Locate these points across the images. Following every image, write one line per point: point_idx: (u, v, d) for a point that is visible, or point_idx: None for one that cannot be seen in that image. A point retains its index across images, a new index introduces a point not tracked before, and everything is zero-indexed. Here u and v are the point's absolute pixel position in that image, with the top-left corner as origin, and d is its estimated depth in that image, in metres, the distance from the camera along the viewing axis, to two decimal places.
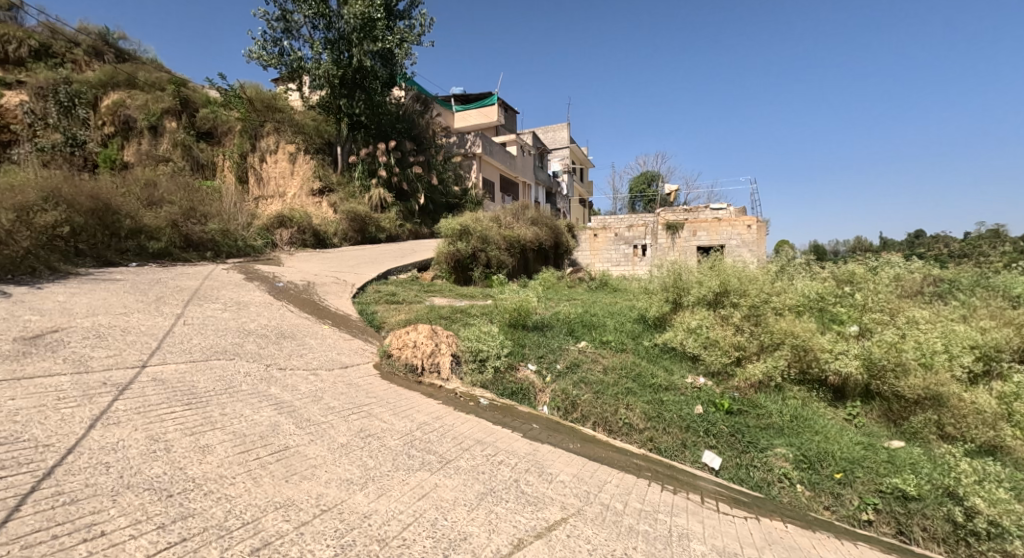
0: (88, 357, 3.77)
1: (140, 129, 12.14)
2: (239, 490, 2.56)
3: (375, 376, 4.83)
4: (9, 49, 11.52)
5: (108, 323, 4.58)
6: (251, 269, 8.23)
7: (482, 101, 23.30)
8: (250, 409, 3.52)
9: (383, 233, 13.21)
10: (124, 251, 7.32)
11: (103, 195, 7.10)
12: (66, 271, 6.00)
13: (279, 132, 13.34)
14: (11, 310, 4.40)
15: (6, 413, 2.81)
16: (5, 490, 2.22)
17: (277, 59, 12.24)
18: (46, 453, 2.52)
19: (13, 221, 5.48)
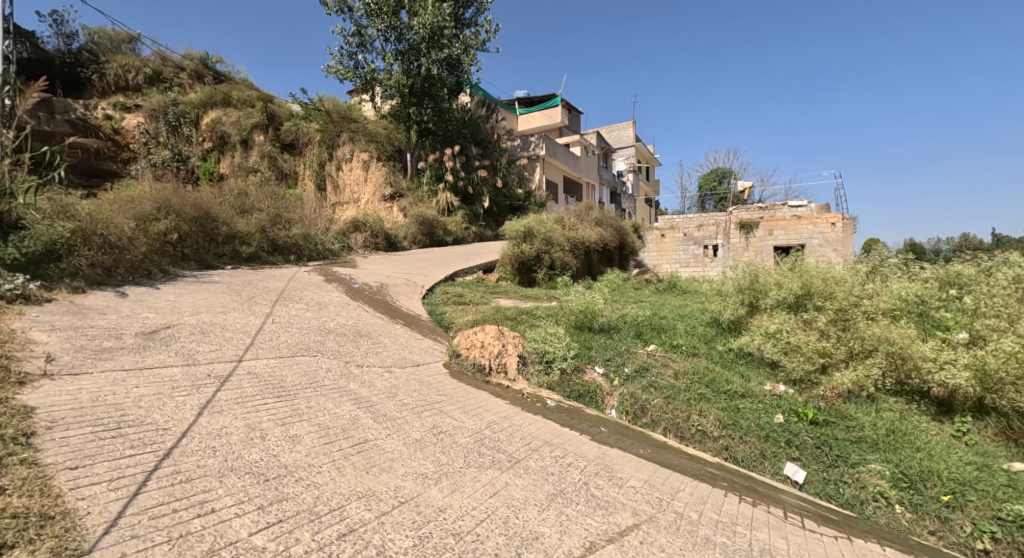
0: (195, 351, 4.20)
1: (233, 143, 13.28)
2: (325, 478, 2.75)
3: (445, 375, 4.99)
4: (129, 77, 13.09)
5: (210, 321, 5.05)
6: (329, 271, 8.77)
7: (546, 103, 23.37)
8: (333, 403, 3.76)
9: (449, 236, 13.60)
10: (221, 256, 8.04)
11: (204, 205, 7.84)
12: (174, 274, 6.70)
13: (355, 141, 14.07)
14: (132, 308, 4.97)
15: (132, 399, 3.18)
16: (135, 466, 2.50)
17: (352, 72, 12.95)
18: (165, 436, 2.83)
19: (133, 229, 6.20)
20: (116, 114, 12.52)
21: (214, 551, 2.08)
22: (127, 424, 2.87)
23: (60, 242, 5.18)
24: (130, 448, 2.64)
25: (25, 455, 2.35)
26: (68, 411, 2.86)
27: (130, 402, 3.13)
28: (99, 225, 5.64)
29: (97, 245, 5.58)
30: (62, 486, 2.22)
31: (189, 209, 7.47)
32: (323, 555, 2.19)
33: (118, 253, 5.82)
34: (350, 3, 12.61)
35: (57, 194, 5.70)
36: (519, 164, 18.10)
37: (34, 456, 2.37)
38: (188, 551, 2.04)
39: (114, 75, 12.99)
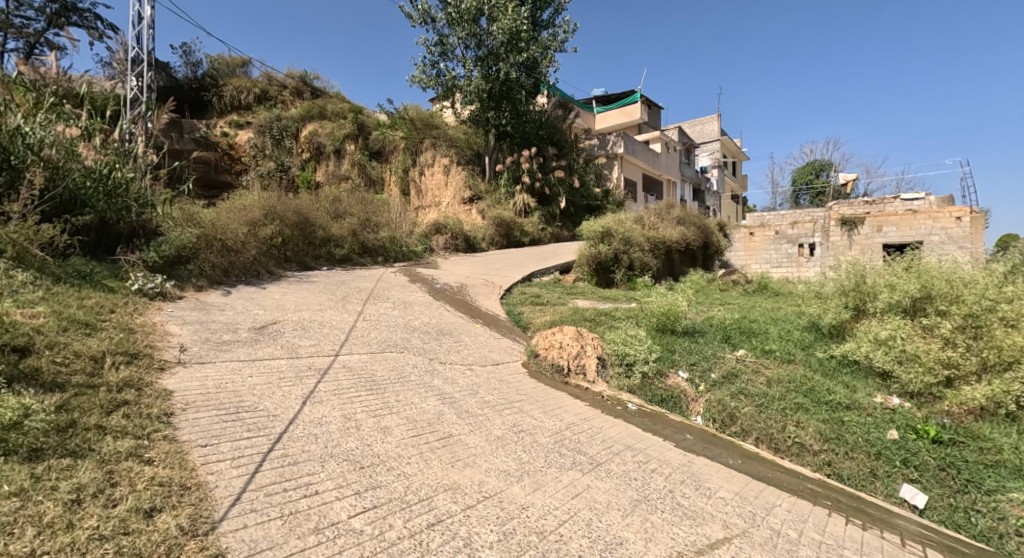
0: (298, 345, 4.59)
1: (328, 152, 14.33)
2: (414, 469, 2.89)
3: (524, 374, 5.05)
4: (242, 97, 14.57)
5: (309, 318, 5.49)
6: (413, 271, 9.19)
7: (625, 100, 22.89)
8: (419, 398, 3.94)
9: (526, 237, 13.73)
10: (317, 258, 8.71)
11: (304, 211, 8.53)
12: (279, 274, 7.36)
13: (436, 147, 14.61)
14: (245, 305, 5.52)
15: (248, 387, 3.55)
16: (252, 447, 2.79)
17: (434, 80, 13.48)
18: (275, 422, 3.13)
19: (246, 234, 6.89)
20: (231, 132, 14.01)
21: (320, 529, 2.25)
22: (244, 409, 3.20)
23: (187, 246, 5.88)
24: (248, 432, 2.94)
25: (166, 432, 2.69)
26: (198, 395, 3.24)
27: (245, 390, 3.49)
28: (219, 231, 6.33)
29: (217, 249, 6.27)
30: (195, 461, 2.50)
31: (292, 215, 8.15)
32: (415, 542, 2.30)
33: (234, 256, 6.50)
34: (433, 14, 13.14)
35: (186, 204, 6.47)
36: (596, 163, 17.86)
37: (173, 433, 2.70)
38: (298, 527, 2.22)
39: (229, 96, 14.52)
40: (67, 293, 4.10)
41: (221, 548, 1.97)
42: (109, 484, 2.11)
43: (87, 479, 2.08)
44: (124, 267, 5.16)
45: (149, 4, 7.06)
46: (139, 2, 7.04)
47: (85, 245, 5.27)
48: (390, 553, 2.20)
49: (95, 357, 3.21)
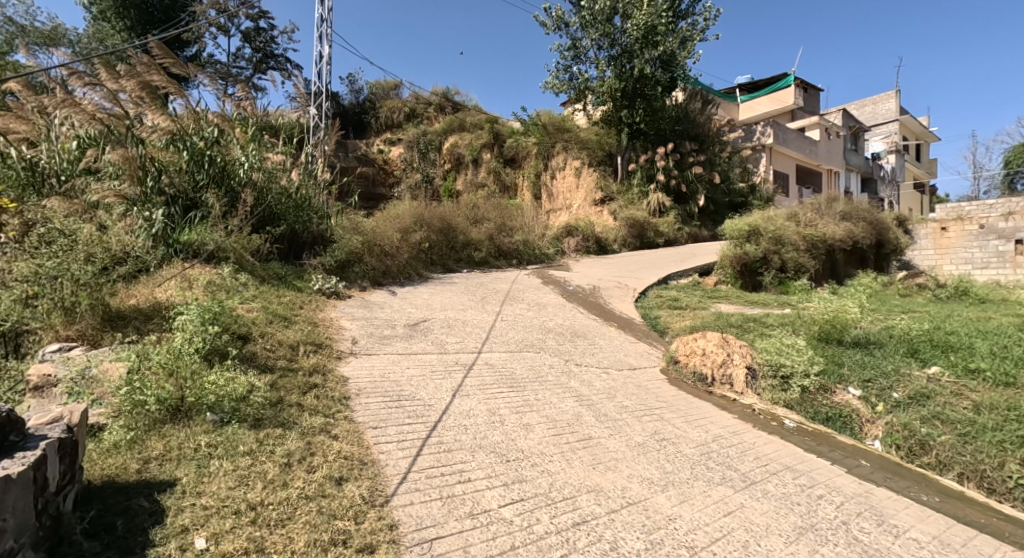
0: (446, 342, 4.98)
1: (467, 162, 15.32)
2: (557, 467, 2.95)
3: (663, 381, 4.84)
4: (395, 117, 16.25)
5: (454, 317, 5.91)
6: (547, 274, 9.38)
7: (774, 85, 20.72)
8: (557, 398, 4.01)
9: (660, 237, 13.17)
10: (458, 261, 9.32)
11: (448, 218, 9.20)
12: (426, 276, 8.04)
13: (568, 150, 14.69)
14: (401, 304, 6.15)
15: (406, 378, 3.94)
16: (412, 431, 3.09)
17: (567, 84, 13.58)
18: (431, 411, 3.43)
19: (399, 240, 7.67)
20: (386, 149, 15.72)
21: (474, 514, 2.40)
22: (404, 397, 3.57)
23: (354, 251, 6.72)
24: (408, 418, 3.27)
25: (346, 413, 3.11)
26: (368, 382, 3.70)
27: (404, 380, 3.88)
28: (378, 238, 7.14)
29: (376, 253, 7.08)
30: (369, 441, 2.85)
31: (438, 222, 8.81)
32: (562, 539, 2.33)
33: (390, 260, 7.28)
34: (567, 19, 13.27)
35: (352, 215, 7.41)
36: (740, 156, 16.44)
37: (350, 414, 3.12)
38: (455, 509, 2.40)
39: (384, 117, 16.28)
40: (269, 290, 4.95)
41: (395, 520, 2.21)
42: (309, 453, 2.50)
43: (294, 446, 2.49)
44: (308, 270, 6.08)
45: (327, 44, 8.23)
46: (319, 44, 8.25)
47: (281, 252, 6.30)
48: (540, 546, 2.26)
49: (292, 345, 3.84)
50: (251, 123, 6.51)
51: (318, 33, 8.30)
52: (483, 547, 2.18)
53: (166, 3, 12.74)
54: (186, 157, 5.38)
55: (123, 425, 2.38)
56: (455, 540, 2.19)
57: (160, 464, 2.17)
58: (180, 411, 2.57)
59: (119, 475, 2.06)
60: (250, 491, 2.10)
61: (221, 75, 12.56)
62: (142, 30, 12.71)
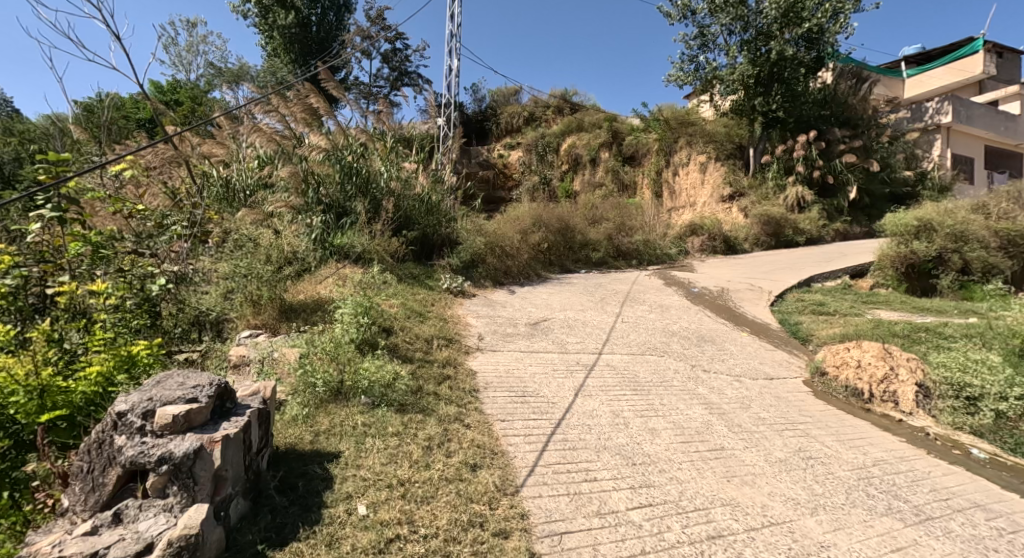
0: (566, 342, 5.01)
1: (585, 162, 15.24)
2: (688, 475, 2.82)
3: (808, 393, 4.36)
4: (514, 122, 16.75)
5: (574, 317, 5.94)
6: (669, 275, 8.96)
7: (954, 54, 17.47)
8: (685, 404, 3.82)
9: (800, 235, 11.87)
10: (577, 261, 9.32)
11: (567, 219, 9.24)
12: (545, 276, 8.16)
13: (692, 145, 13.89)
14: (521, 303, 6.33)
15: (530, 375, 4.03)
16: (538, 426, 3.16)
17: (693, 75, 12.85)
18: (554, 408, 3.47)
19: (520, 241, 7.90)
20: (506, 154, 16.27)
21: (602, 513, 2.39)
22: (528, 393, 3.67)
23: (478, 253, 7.07)
24: (533, 414, 3.34)
25: (476, 404, 3.29)
26: (494, 376, 3.87)
27: (528, 377, 3.99)
28: (500, 239, 7.44)
29: (498, 254, 7.38)
30: (499, 433, 2.97)
31: (557, 223, 8.89)
32: (695, 549, 2.23)
33: (510, 261, 7.56)
34: (694, 6, 12.57)
35: (477, 218, 7.79)
36: (905, 140, 14.16)
37: (480, 405, 3.29)
38: (583, 507, 2.41)
39: (505, 123, 16.87)
40: (405, 288, 5.42)
41: (525, 509, 2.30)
42: (447, 439, 2.69)
43: (433, 432, 2.70)
44: (438, 270, 6.54)
45: (456, 58, 8.77)
46: (449, 58, 8.81)
47: (414, 253, 6.84)
48: (672, 554, 2.18)
49: (427, 339, 4.17)
50: (391, 136, 7.17)
51: (449, 48, 8.88)
52: (612, 547, 2.17)
53: (322, 35, 14.58)
54: (338, 170, 6.10)
55: (300, 402, 2.79)
56: (584, 537, 2.21)
57: (327, 437, 2.50)
58: (341, 393, 2.92)
59: (298, 444, 2.42)
60: (399, 468, 2.32)
61: (363, 94, 14.02)
62: (304, 61, 14.68)
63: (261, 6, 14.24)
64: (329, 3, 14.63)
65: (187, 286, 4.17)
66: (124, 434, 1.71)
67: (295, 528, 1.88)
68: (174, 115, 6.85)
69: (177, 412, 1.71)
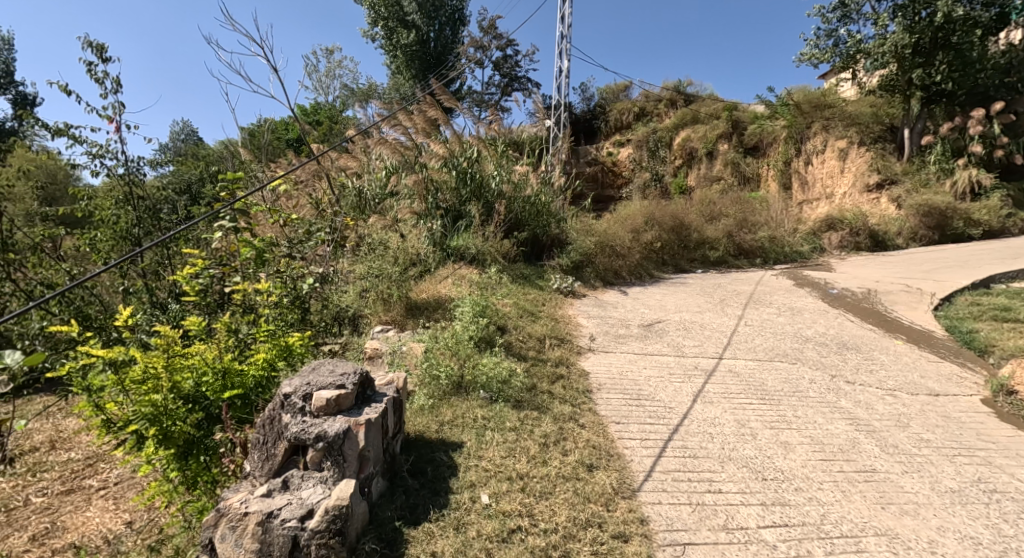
0: (682, 345, 4.77)
1: (700, 156, 14.36)
2: (830, 497, 2.52)
3: (987, 415, 3.67)
4: (624, 118, 16.33)
5: (690, 319, 5.63)
6: (800, 274, 8.11)
7: None
8: (824, 417, 3.42)
9: (973, 227, 10.01)
10: (692, 261, 8.82)
11: (682, 216, 8.77)
12: (658, 276, 7.85)
13: (829, 129, 12.39)
14: (633, 304, 6.16)
15: (645, 378, 3.89)
16: (655, 431, 3.04)
17: (830, 52, 11.48)
18: (672, 414, 3.30)
19: (631, 240, 7.68)
20: (615, 151, 15.94)
21: (729, 528, 2.24)
22: (643, 396, 3.54)
23: (588, 253, 7.01)
24: (650, 418, 3.21)
25: (590, 405, 3.25)
26: (607, 377, 3.80)
27: (642, 379, 3.84)
28: (610, 238, 7.32)
29: (608, 254, 7.27)
30: (614, 434, 2.91)
31: (671, 220, 8.49)
32: None
33: (621, 261, 7.39)
34: None
35: (586, 218, 7.72)
36: None
37: (594, 406, 3.25)
38: (708, 519, 2.28)
39: (614, 120, 16.51)
40: (517, 287, 5.57)
41: (645, 514, 2.23)
42: (562, 437, 2.71)
43: (549, 429, 2.74)
44: (548, 270, 6.60)
45: (565, 59, 8.78)
46: (559, 59, 8.86)
47: (525, 254, 6.98)
48: None
49: (539, 338, 4.22)
50: (502, 141, 7.39)
51: (558, 49, 8.92)
52: None
53: (440, 49, 15.50)
54: (455, 176, 6.44)
55: (426, 393, 3.00)
56: (711, 551, 2.09)
57: (450, 427, 2.66)
58: (461, 386, 3.08)
59: (424, 432, 2.60)
60: (517, 462, 2.39)
61: (476, 102, 14.63)
62: (423, 76, 15.75)
63: (386, 29, 15.51)
64: (446, 18, 15.49)
65: (329, 286, 4.70)
66: (289, 412, 1.97)
67: (426, 509, 2.02)
68: (316, 135, 7.75)
69: (330, 397, 1.94)
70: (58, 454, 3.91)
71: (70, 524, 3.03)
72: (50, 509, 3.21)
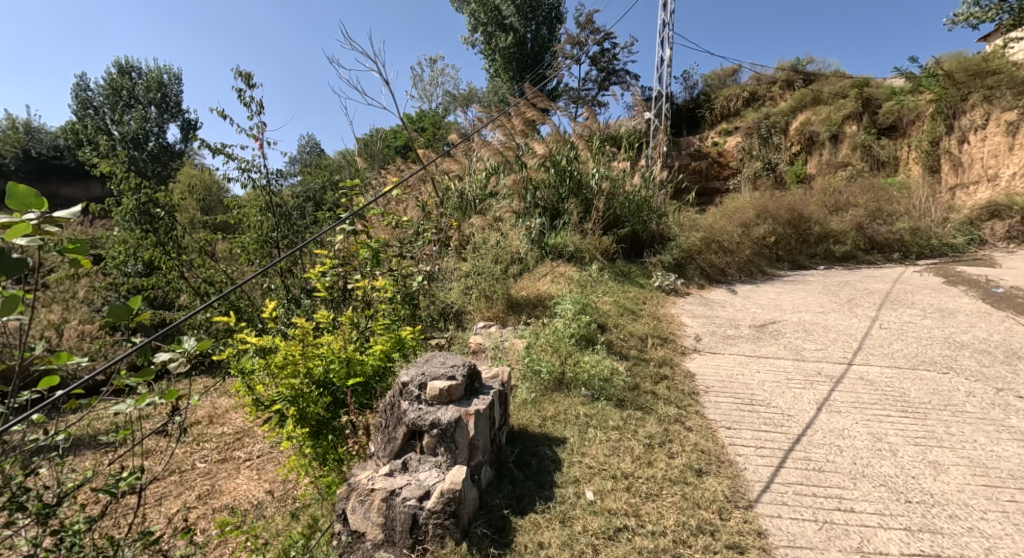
0: (803, 348, 4.35)
1: (822, 140, 12.80)
2: (997, 531, 2.16)
3: None
4: (732, 105, 15.25)
5: (811, 320, 5.13)
6: (951, 271, 7.00)
7: None
8: (987, 437, 2.93)
9: None
10: (813, 256, 8.01)
11: (800, 208, 8.00)
12: (772, 274, 7.24)
13: (992, 101, 9.78)
14: (743, 303, 5.75)
15: (758, 382, 3.61)
16: (772, 440, 2.81)
17: (995, 9, 9.76)
18: (792, 422, 3.03)
19: (741, 235, 7.16)
20: (721, 141, 14.94)
21: (865, 552, 2.01)
22: (757, 402, 3.28)
23: (692, 249, 6.66)
24: (765, 425, 2.98)
25: (697, 407, 3.09)
26: (715, 380, 3.58)
27: (756, 384, 3.57)
28: (717, 233, 6.89)
29: (715, 250, 6.85)
30: (724, 440, 2.75)
31: (787, 213, 7.78)
32: None
33: (730, 257, 6.93)
34: None
35: (690, 212, 7.34)
36: None
37: (702, 409, 3.08)
38: (838, 539, 2.07)
39: (721, 107, 15.48)
40: (616, 285, 5.46)
41: (762, 527, 2.09)
42: (667, 439, 2.62)
43: (654, 431, 2.65)
44: (649, 268, 6.38)
45: (668, 47, 8.40)
46: (661, 48, 8.51)
47: (624, 251, 6.81)
48: None
49: (641, 337, 4.10)
50: (600, 137, 7.27)
51: (660, 38, 8.56)
52: None
53: (536, 50, 15.65)
54: (553, 174, 6.46)
55: (528, 388, 3.06)
56: None
57: (553, 423, 2.69)
58: (563, 383, 3.10)
59: (528, 426, 2.65)
60: (622, 461, 2.36)
61: (572, 99, 14.56)
62: (520, 77, 16.02)
63: (486, 34, 15.97)
64: (543, 18, 15.58)
65: (435, 284, 4.97)
66: (406, 399, 2.12)
67: (533, 501, 2.08)
68: (422, 141, 8.21)
69: (442, 387, 2.06)
70: (215, 428, 4.57)
71: (224, 488, 3.54)
72: (210, 474, 3.78)
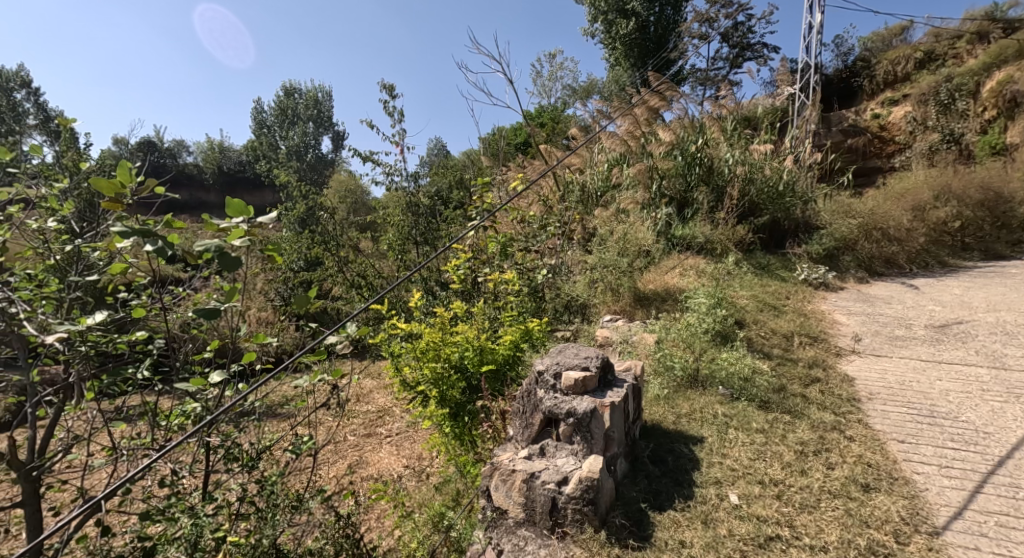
0: (1003, 354, 3.60)
1: None
2: None
3: None
4: (900, 68, 13.05)
5: (1013, 320, 4.23)
6: None
7: None
8: None
9: None
10: (1015, 244, 6.57)
11: (997, 186, 6.60)
12: (955, 265, 6.09)
13: None
14: (916, 299, 4.93)
15: (940, 392, 3.08)
16: (962, 461, 2.38)
17: None
18: (989, 441, 2.54)
19: (913, 220, 6.12)
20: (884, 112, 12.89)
21: None
22: (940, 415, 2.79)
23: (847, 238, 5.86)
24: (952, 442, 2.54)
25: (860, 416, 2.72)
26: (881, 387, 3.11)
27: (936, 394, 3.05)
28: (880, 219, 5.97)
29: (875, 239, 5.96)
30: (897, 455, 2.40)
31: (977, 192, 6.47)
32: None
33: (897, 246, 5.97)
34: None
35: (844, 196, 6.46)
36: None
37: (866, 418, 2.71)
38: None
39: (884, 74, 13.21)
40: (754, 278, 5.03)
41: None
42: (825, 448, 2.36)
43: (807, 437, 2.41)
44: (792, 259, 5.77)
45: (818, 11, 7.45)
46: (809, 13, 7.58)
47: (762, 242, 6.23)
48: None
49: (786, 335, 3.73)
50: (733, 119, 6.72)
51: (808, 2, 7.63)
52: None
53: (660, 33, 14.94)
54: (681, 162, 6.11)
55: (660, 383, 2.96)
56: None
57: (689, 421, 2.58)
58: (697, 381, 2.95)
59: (661, 422, 2.58)
60: (770, 467, 2.19)
61: (699, 81, 13.66)
62: (642, 63, 15.45)
63: (606, 22, 15.63)
64: None
65: (560, 277, 5.04)
66: (542, 387, 2.18)
67: (671, 498, 2.02)
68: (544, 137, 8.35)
69: (577, 377, 2.10)
70: (362, 405, 5.14)
71: (371, 460, 3.98)
72: (359, 446, 4.28)
